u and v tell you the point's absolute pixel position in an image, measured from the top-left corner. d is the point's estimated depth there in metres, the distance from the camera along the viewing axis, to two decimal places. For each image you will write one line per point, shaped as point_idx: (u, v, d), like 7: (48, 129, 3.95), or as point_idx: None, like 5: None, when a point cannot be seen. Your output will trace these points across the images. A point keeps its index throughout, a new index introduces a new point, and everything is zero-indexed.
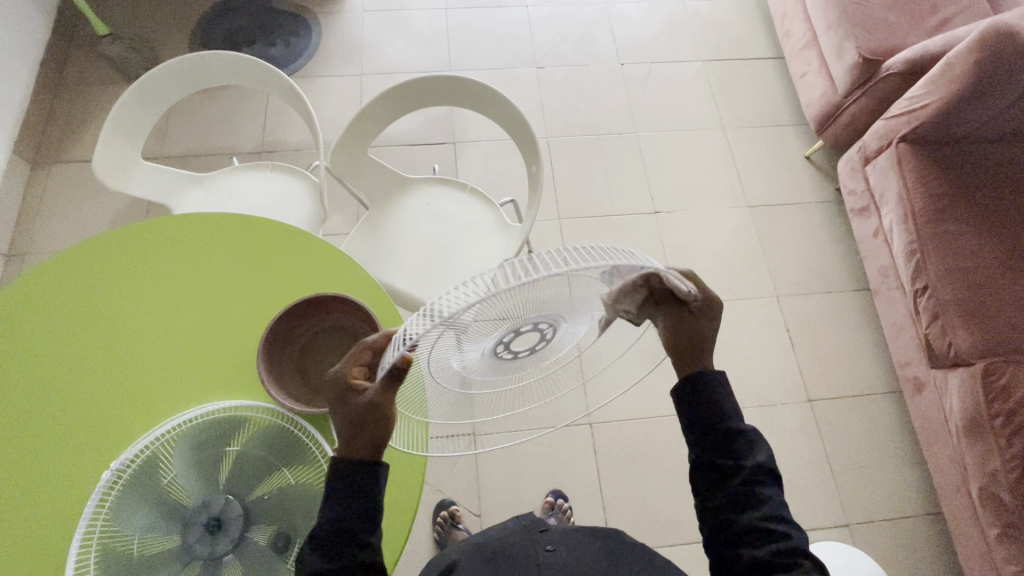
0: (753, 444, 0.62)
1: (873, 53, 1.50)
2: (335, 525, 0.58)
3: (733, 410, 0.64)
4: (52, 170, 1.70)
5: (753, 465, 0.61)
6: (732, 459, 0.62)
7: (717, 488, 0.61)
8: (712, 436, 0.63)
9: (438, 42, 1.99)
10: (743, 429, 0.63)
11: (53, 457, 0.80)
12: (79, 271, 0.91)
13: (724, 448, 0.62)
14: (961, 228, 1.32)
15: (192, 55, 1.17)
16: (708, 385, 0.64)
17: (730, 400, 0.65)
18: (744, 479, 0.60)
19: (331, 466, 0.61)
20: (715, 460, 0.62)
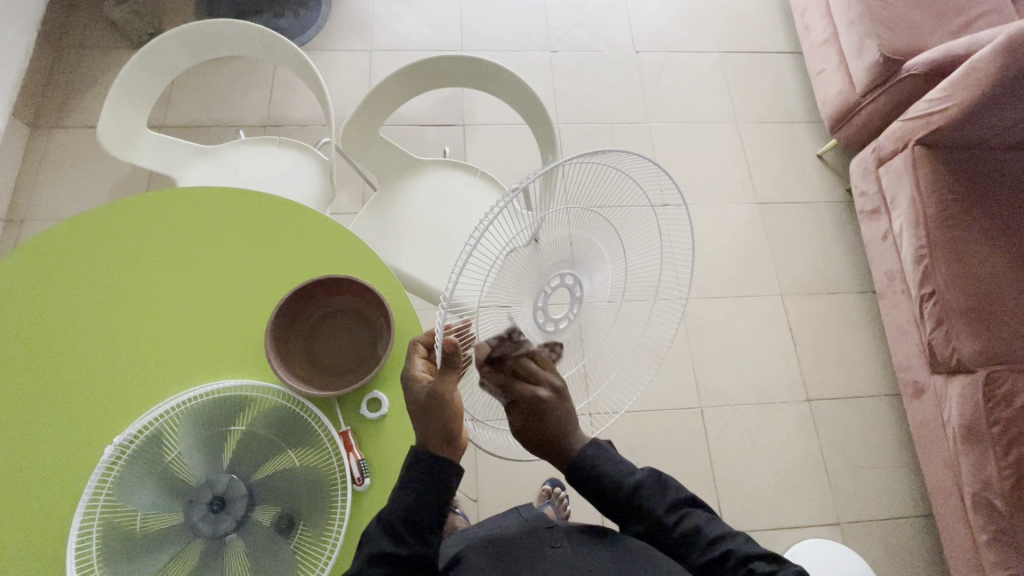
0: (658, 487, 0.74)
1: (895, 52, 1.47)
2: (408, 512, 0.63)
3: (625, 467, 0.74)
4: (52, 134, 1.66)
5: (662, 511, 0.72)
6: (647, 513, 0.72)
7: (663, 535, 0.72)
8: (628, 503, 0.72)
9: (450, 21, 1.94)
10: (640, 478, 0.74)
11: (51, 429, 0.79)
12: (81, 242, 0.89)
13: (635, 508, 0.72)
14: (971, 235, 1.32)
15: (203, 23, 1.13)
16: (596, 465, 0.72)
17: (619, 461, 0.74)
18: (670, 519, 0.72)
19: (415, 454, 0.65)
20: (640, 520, 0.73)
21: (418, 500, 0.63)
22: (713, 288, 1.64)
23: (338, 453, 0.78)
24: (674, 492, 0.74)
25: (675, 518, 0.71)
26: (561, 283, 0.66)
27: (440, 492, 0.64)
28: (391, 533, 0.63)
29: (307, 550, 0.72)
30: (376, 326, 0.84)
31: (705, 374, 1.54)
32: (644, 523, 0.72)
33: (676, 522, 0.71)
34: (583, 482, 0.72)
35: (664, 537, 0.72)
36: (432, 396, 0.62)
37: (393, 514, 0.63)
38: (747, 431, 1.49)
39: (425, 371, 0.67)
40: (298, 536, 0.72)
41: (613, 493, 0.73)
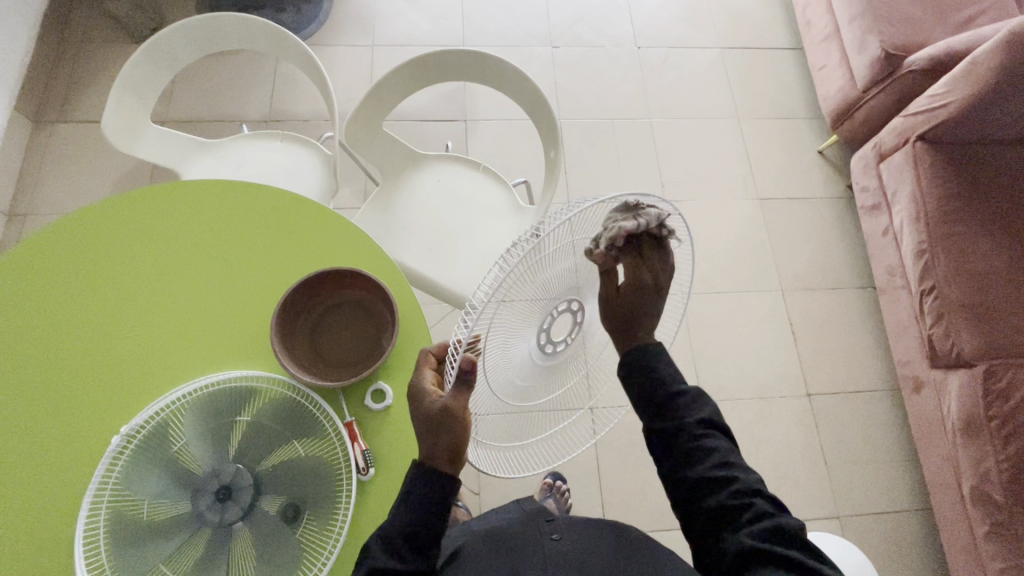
0: (695, 403, 0.67)
1: (896, 48, 1.47)
2: (406, 528, 0.62)
3: (674, 373, 0.69)
4: (54, 129, 1.66)
5: (693, 422, 0.65)
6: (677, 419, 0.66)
7: (676, 447, 0.65)
8: (658, 406, 0.67)
9: (451, 16, 1.94)
10: (684, 389, 0.68)
11: (58, 420, 0.80)
12: (87, 236, 0.89)
13: (663, 413, 0.67)
14: (971, 230, 1.32)
15: (205, 16, 1.13)
16: (648, 358, 0.69)
17: (669, 366, 0.70)
18: (691, 435, 0.64)
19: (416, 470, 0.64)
20: (665, 423, 0.66)
21: (417, 515, 0.62)
22: (714, 284, 1.65)
23: (343, 444, 0.78)
24: (706, 412, 0.67)
25: (697, 435, 0.64)
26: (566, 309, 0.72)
27: (441, 507, 0.63)
28: (390, 548, 0.61)
29: (312, 540, 0.73)
30: (380, 317, 0.84)
31: (705, 369, 1.55)
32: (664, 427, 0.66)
33: (700, 439, 0.64)
34: (629, 369, 0.70)
35: (675, 447, 0.65)
36: (443, 412, 0.61)
37: (391, 528, 0.62)
38: (747, 426, 1.50)
39: (434, 383, 0.67)
40: (303, 526, 0.73)
41: (649, 395, 0.68)
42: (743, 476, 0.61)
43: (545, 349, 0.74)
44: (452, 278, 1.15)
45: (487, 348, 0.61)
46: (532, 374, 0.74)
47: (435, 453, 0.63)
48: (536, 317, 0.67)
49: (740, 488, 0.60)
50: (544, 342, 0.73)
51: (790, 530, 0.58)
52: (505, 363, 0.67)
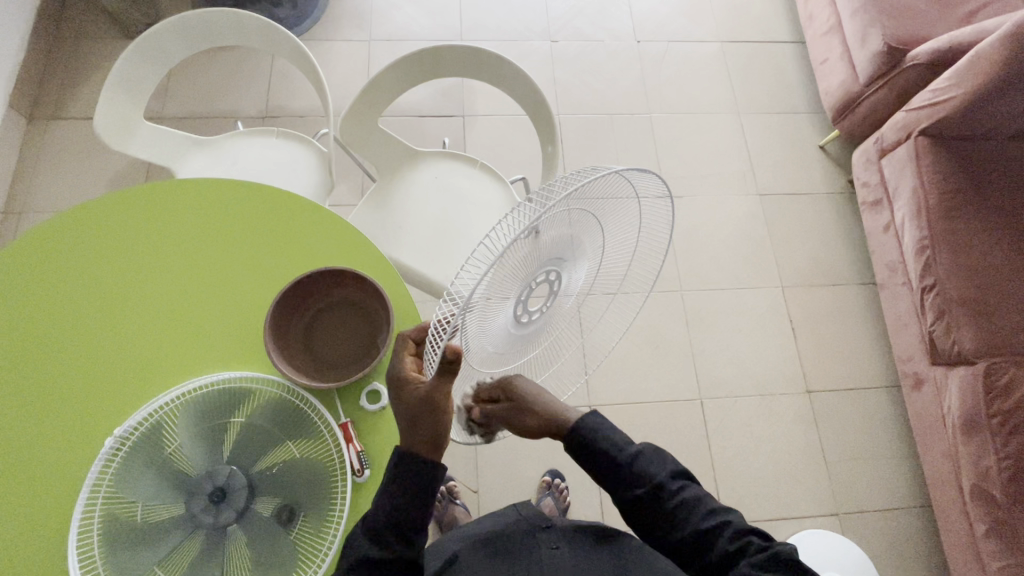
0: (654, 459, 0.65)
1: (899, 42, 1.45)
2: (390, 516, 0.62)
3: (621, 438, 0.67)
4: (49, 126, 1.65)
5: (664, 478, 0.63)
6: (647, 480, 0.64)
7: (650, 506, 0.63)
8: (619, 473, 0.65)
9: (449, 10, 1.92)
10: (637, 450, 0.66)
11: (53, 420, 0.80)
12: (80, 235, 0.88)
13: (623, 479, 0.65)
14: (973, 226, 1.31)
15: (197, 12, 1.12)
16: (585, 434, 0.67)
17: (614, 431, 0.67)
18: (661, 493, 0.63)
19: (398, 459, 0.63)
20: (631, 487, 0.64)
21: (401, 503, 0.62)
22: (714, 280, 1.64)
23: (338, 445, 0.78)
24: (669, 463, 0.65)
25: (671, 489, 0.63)
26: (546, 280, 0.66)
27: (423, 494, 0.63)
28: (376, 538, 0.61)
29: (306, 541, 0.72)
30: (375, 318, 0.83)
31: (704, 367, 1.54)
32: (637, 492, 0.63)
33: (677, 491, 0.62)
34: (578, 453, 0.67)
35: (652, 507, 0.63)
36: (427, 400, 0.61)
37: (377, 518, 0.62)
38: (747, 424, 1.49)
39: (414, 368, 0.66)
40: (297, 527, 0.72)
41: (609, 463, 0.66)
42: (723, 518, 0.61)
43: (520, 321, 0.67)
44: (449, 276, 1.15)
45: (468, 327, 0.54)
46: (505, 349, 0.68)
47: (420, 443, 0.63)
48: (517, 289, 0.60)
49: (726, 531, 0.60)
50: (520, 313, 0.66)
51: (788, 555, 0.58)
52: (481, 337, 0.60)
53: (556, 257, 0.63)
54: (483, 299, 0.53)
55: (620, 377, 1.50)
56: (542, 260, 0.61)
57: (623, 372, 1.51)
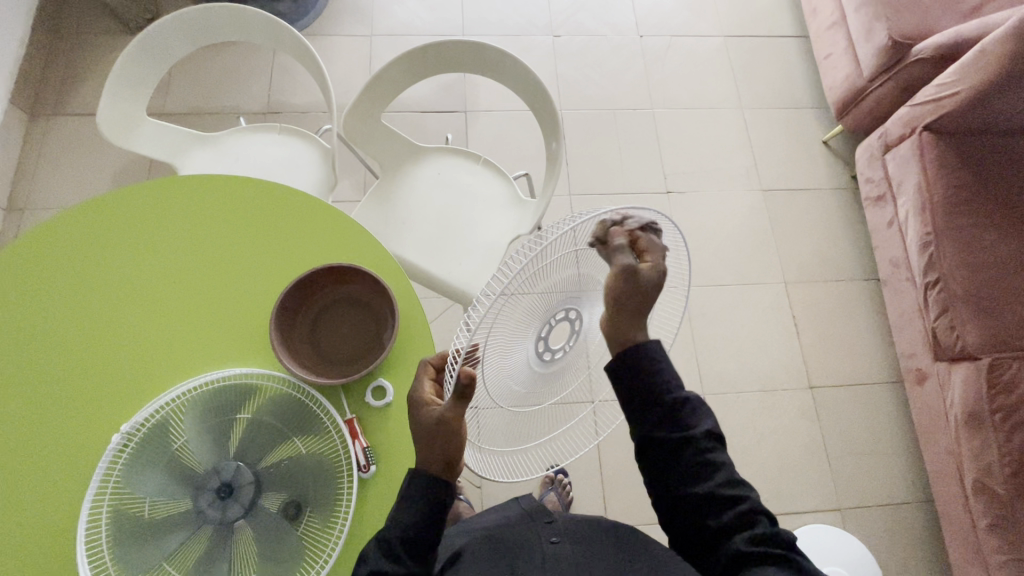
0: (696, 411, 0.63)
1: (904, 36, 1.44)
2: (404, 531, 0.61)
3: (669, 378, 0.64)
4: (51, 122, 1.65)
5: (703, 433, 0.61)
6: (686, 428, 0.62)
7: (676, 454, 0.61)
8: (659, 412, 0.63)
9: (451, 5, 1.91)
10: (687, 397, 0.64)
11: (58, 416, 0.80)
12: (83, 231, 0.88)
13: (661, 419, 0.63)
14: (977, 222, 1.31)
15: (200, 8, 1.12)
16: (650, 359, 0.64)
17: (672, 369, 0.65)
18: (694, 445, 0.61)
19: (413, 477, 0.63)
20: (668, 431, 0.62)
21: (417, 520, 0.61)
22: (716, 276, 1.64)
23: (344, 441, 0.78)
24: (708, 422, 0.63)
25: (704, 448, 0.61)
26: (564, 317, 0.73)
27: (437, 508, 0.62)
28: (389, 553, 0.60)
29: (313, 536, 0.73)
30: (380, 314, 0.83)
31: (706, 362, 1.54)
32: (672, 432, 0.62)
33: (706, 450, 0.61)
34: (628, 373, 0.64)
35: (678, 456, 0.61)
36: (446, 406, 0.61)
37: (391, 532, 0.61)
38: (749, 419, 1.49)
39: (433, 393, 0.66)
40: (304, 523, 0.73)
41: (653, 399, 0.63)
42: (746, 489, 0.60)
43: (543, 357, 0.74)
44: (452, 273, 1.15)
45: (487, 356, 0.62)
46: (529, 381, 0.74)
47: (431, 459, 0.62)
48: (532, 326, 0.68)
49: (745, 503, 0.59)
50: (542, 349, 0.74)
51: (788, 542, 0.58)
52: (501, 370, 0.68)
53: (571, 297, 0.71)
54: (495, 337, 0.62)
55: None
56: (553, 299, 0.68)
57: None
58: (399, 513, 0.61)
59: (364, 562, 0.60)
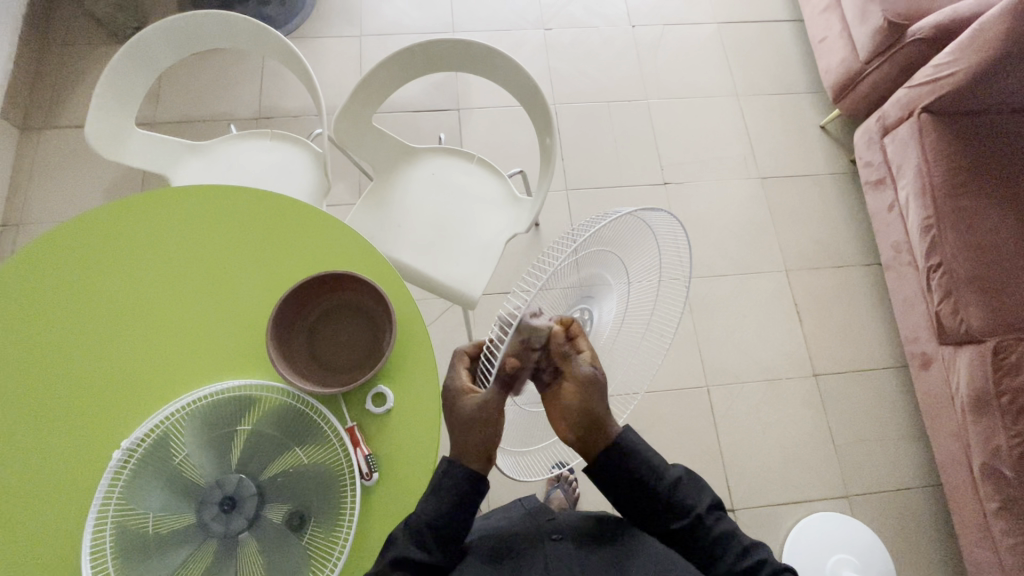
0: (694, 490, 0.73)
1: (900, 17, 1.42)
2: (431, 523, 0.68)
3: (660, 468, 0.74)
4: (42, 136, 1.64)
5: (703, 509, 0.71)
6: (684, 512, 0.71)
7: (694, 539, 0.70)
8: (663, 505, 0.72)
9: (441, 2, 1.89)
10: (678, 482, 0.73)
11: (57, 433, 0.79)
12: (75, 247, 0.88)
13: (668, 512, 0.72)
14: (979, 203, 1.29)
15: (185, 15, 1.10)
16: (633, 451, 0.73)
17: (655, 460, 0.74)
18: (704, 527, 0.70)
19: (447, 466, 0.71)
20: (678, 520, 0.71)
21: (445, 509, 0.69)
22: (717, 267, 1.63)
23: (346, 449, 0.78)
24: (706, 496, 0.73)
25: (713, 523, 0.70)
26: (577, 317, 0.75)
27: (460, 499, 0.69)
28: (415, 538, 0.67)
29: (319, 545, 0.73)
30: (377, 321, 0.83)
31: (709, 354, 1.53)
32: (671, 515, 0.71)
33: (713, 525, 0.70)
34: (625, 484, 0.72)
35: (698, 539, 0.70)
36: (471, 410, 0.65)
37: (420, 521, 0.68)
38: (755, 409, 1.49)
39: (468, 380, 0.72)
40: (309, 532, 0.72)
41: (651, 494, 0.72)
42: (757, 547, 0.70)
43: None
44: (451, 275, 1.14)
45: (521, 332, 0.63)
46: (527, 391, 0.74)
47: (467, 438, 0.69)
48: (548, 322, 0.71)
49: (764, 563, 0.68)
50: None
51: None
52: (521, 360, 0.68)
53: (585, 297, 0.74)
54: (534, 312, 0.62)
55: None
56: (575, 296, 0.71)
57: None
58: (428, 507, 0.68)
59: (393, 548, 0.67)
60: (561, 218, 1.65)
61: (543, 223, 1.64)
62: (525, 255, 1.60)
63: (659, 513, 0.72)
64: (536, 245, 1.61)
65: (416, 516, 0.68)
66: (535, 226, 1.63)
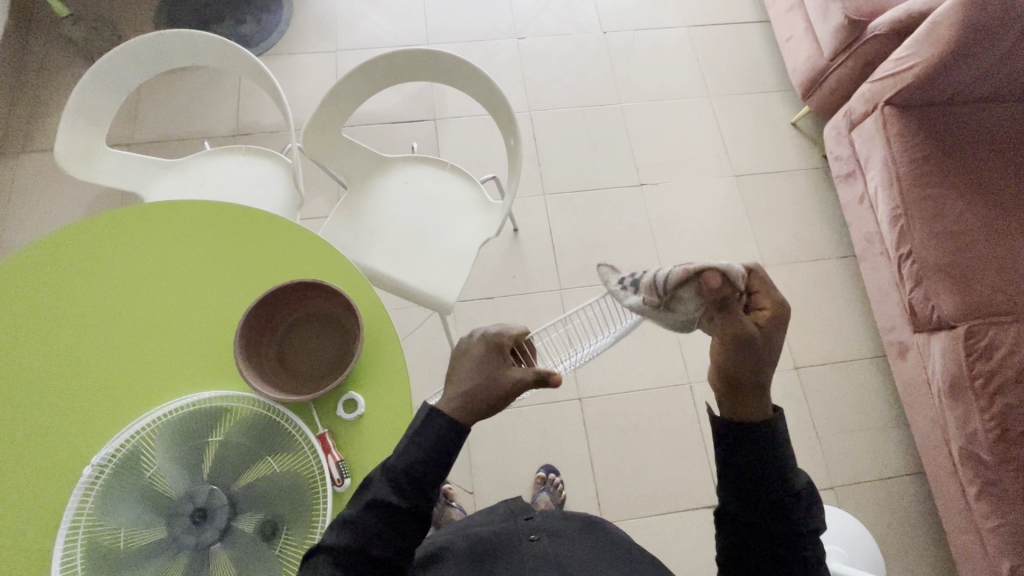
0: (812, 506, 0.63)
1: (860, 14, 1.46)
2: (406, 465, 0.62)
3: (792, 468, 0.63)
4: (19, 159, 1.65)
5: (810, 527, 0.62)
6: (793, 518, 0.62)
7: (779, 542, 0.62)
8: (772, 500, 0.63)
9: (415, 16, 1.92)
10: (802, 495, 0.63)
11: (28, 452, 0.79)
12: (45, 267, 0.88)
13: (776, 508, 0.63)
14: (946, 192, 1.32)
15: (153, 35, 1.12)
16: (778, 436, 0.63)
17: (790, 459, 0.63)
18: (797, 540, 0.62)
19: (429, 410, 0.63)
20: (777, 521, 0.62)
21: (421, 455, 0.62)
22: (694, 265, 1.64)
23: (317, 456, 0.78)
24: (816, 520, 0.63)
25: (809, 543, 0.62)
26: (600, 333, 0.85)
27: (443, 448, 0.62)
28: (393, 483, 0.62)
29: (293, 554, 0.73)
30: (346, 328, 0.84)
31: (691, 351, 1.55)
32: (779, 511, 0.62)
33: (810, 546, 0.62)
34: (743, 455, 0.64)
35: (782, 543, 0.62)
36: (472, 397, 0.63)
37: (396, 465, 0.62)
38: None
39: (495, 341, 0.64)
40: (282, 541, 0.73)
41: (766, 482, 0.63)
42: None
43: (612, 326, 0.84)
44: (425, 281, 1.15)
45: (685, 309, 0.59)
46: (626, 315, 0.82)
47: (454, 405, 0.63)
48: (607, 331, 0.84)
49: None
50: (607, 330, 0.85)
51: None
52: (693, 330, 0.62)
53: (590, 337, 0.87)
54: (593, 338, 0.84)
55: (608, 367, 1.51)
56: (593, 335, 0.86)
57: (610, 362, 1.51)
58: (404, 449, 0.62)
59: (371, 489, 0.62)
60: (539, 223, 1.67)
61: (521, 228, 1.65)
62: (504, 261, 1.61)
63: (761, 502, 0.63)
64: (515, 250, 1.63)
65: (392, 461, 0.63)
66: (514, 232, 1.64)
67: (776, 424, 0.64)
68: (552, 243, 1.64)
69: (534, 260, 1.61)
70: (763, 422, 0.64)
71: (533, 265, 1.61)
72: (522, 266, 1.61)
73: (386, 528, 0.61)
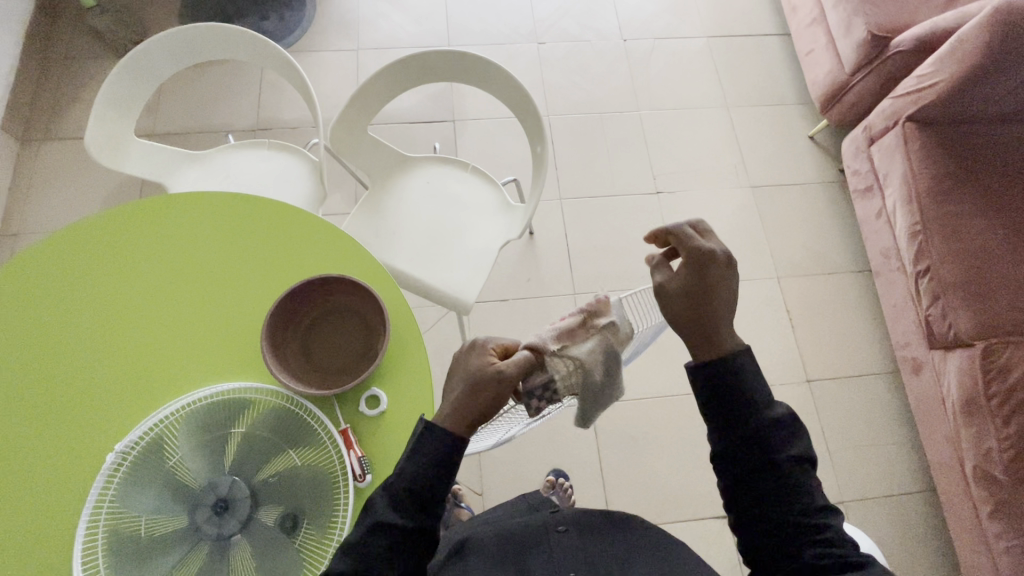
0: (791, 436, 0.63)
1: (883, 29, 1.46)
2: (411, 484, 0.63)
3: (767, 395, 0.64)
4: (42, 147, 1.66)
5: (793, 455, 0.61)
6: (773, 451, 0.62)
7: (761, 476, 0.61)
8: (750, 427, 0.62)
9: (436, 17, 1.93)
10: (778, 420, 0.63)
11: (52, 435, 0.80)
12: (74, 253, 0.89)
13: (754, 439, 0.62)
14: (965, 210, 1.31)
15: (184, 28, 1.13)
16: (742, 370, 0.64)
17: (762, 384, 0.64)
18: (782, 471, 0.61)
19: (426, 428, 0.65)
20: (757, 450, 0.62)
21: (424, 472, 0.63)
22: None
23: (339, 451, 0.78)
24: (800, 448, 0.62)
25: (792, 473, 0.61)
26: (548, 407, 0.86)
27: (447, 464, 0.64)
28: (396, 504, 0.62)
29: (313, 549, 0.72)
30: (370, 324, 0.84)
31: None
32: (757, 441, 0.62)
33: (797, 478, 0.61)
34: (713, 382, 0.64)
35: (765, 473, 0.61)
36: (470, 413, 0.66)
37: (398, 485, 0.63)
38: None
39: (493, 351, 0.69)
40: (302, 535, 0.72)
41: (742, 408, 0.63)
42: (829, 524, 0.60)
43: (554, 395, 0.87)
44: (444, 281, 1.15)
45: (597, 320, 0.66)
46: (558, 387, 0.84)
47: (453, 419, 0.66)
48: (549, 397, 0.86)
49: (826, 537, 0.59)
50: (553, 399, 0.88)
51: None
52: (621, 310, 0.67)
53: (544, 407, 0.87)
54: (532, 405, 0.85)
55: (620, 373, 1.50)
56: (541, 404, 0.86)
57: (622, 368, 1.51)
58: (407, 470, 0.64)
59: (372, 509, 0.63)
60: (554, 228, 1.67)
61: (537, 232, 1.66)
62: (519, 263, 1.62)
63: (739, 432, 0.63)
64: (530, 254, 1.63)
65: (395, 480, 0.63)
66: (529, 235, 1.65)
67: (745, 360, 0.65)
68: (567, 247, 1.65)
69: (548, 263, 1.62)
70: (732, 355, 0.65)
71: (548, 269, 1.61)
72: (536, 269, 1.61)
73: (394, 550, 0.60)
